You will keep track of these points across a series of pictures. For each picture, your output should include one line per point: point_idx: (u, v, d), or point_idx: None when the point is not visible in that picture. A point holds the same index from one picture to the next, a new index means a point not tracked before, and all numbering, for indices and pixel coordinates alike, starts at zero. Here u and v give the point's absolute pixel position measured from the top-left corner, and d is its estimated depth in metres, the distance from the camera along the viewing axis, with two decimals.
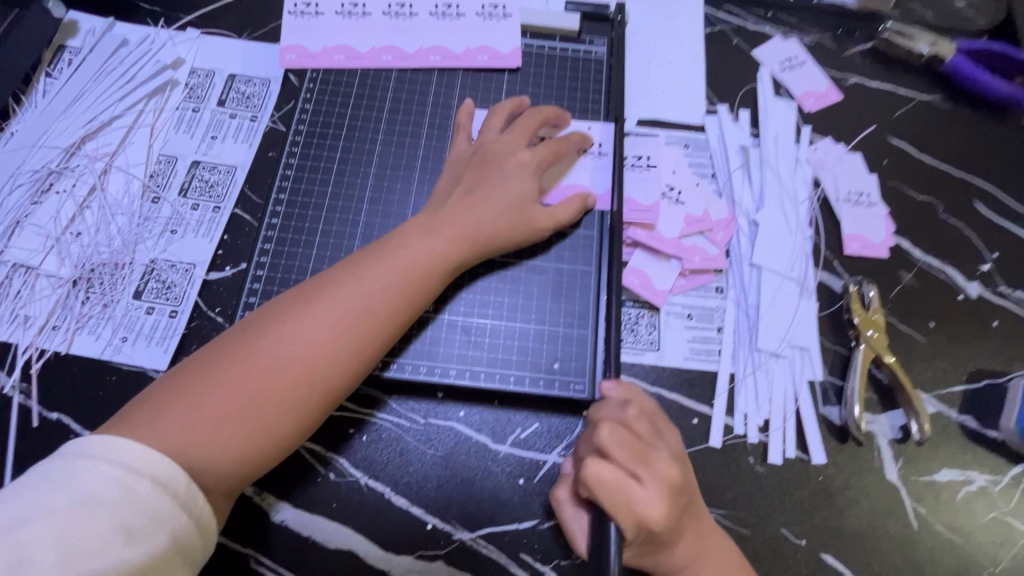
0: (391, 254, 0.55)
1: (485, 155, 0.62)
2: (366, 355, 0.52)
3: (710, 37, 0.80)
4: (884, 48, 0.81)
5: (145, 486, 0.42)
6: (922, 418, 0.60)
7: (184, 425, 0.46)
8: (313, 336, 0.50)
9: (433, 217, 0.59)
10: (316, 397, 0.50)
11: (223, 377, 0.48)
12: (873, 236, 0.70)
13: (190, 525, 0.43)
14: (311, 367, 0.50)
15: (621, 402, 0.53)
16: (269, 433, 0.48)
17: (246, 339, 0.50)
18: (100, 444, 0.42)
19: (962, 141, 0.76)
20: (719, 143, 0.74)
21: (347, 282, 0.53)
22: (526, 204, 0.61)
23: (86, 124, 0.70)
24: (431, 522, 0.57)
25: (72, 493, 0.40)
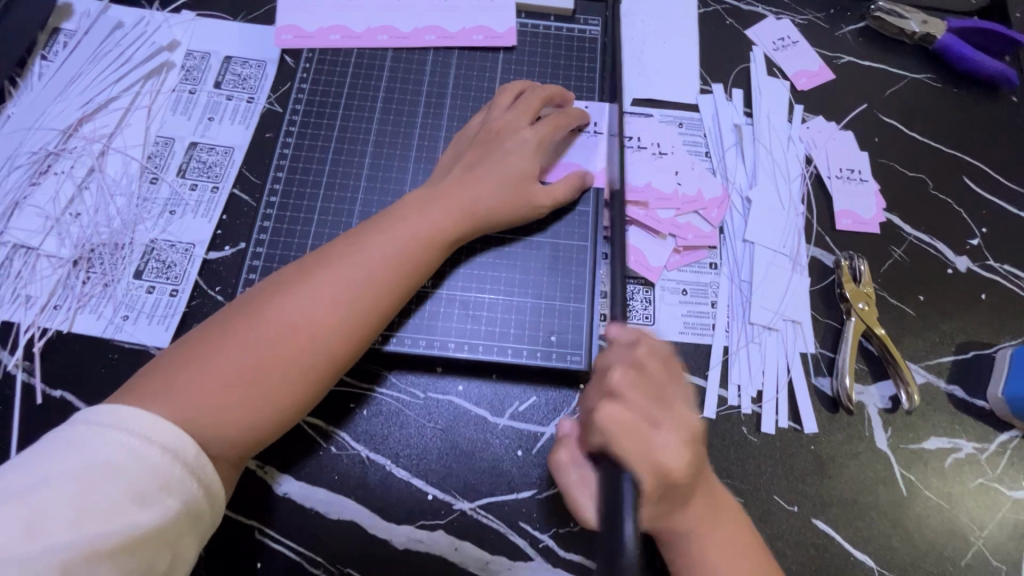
0: (387, 228, 0.56)
1: (489, 133, 0.64)
2: (367, 326, 0.53)
3: (704, 17, 0.80)
4: (876, 28, 0.82)
5: (156, 453, 0.43)
6: (910, 387, 0.62)
7: (192, 394, 0.46)
8: (315, 307, 0.51)
9: (432, 192, 0.59)
10: (320, 366, 0.51)
11: (227, 346, 0.49)
12: (863, 212, 0.71)
13: (201, 492, 0.44)
14: (314, 336, 0.50)
15: (629, 343, 0.50)
16: (273, 401, 0.49)
17: (249, 309, 0.51)
18: (110, 412, 0.43)
19: (952, 119, 0.77)
20: (713, 121, 0.75)
21: (348, 255, 0.54)
22: (524, 181, 0.62)
23: (82, 106, 0.70)
24: (432, 493, 0.58)
25: (86, 459, 0.41)
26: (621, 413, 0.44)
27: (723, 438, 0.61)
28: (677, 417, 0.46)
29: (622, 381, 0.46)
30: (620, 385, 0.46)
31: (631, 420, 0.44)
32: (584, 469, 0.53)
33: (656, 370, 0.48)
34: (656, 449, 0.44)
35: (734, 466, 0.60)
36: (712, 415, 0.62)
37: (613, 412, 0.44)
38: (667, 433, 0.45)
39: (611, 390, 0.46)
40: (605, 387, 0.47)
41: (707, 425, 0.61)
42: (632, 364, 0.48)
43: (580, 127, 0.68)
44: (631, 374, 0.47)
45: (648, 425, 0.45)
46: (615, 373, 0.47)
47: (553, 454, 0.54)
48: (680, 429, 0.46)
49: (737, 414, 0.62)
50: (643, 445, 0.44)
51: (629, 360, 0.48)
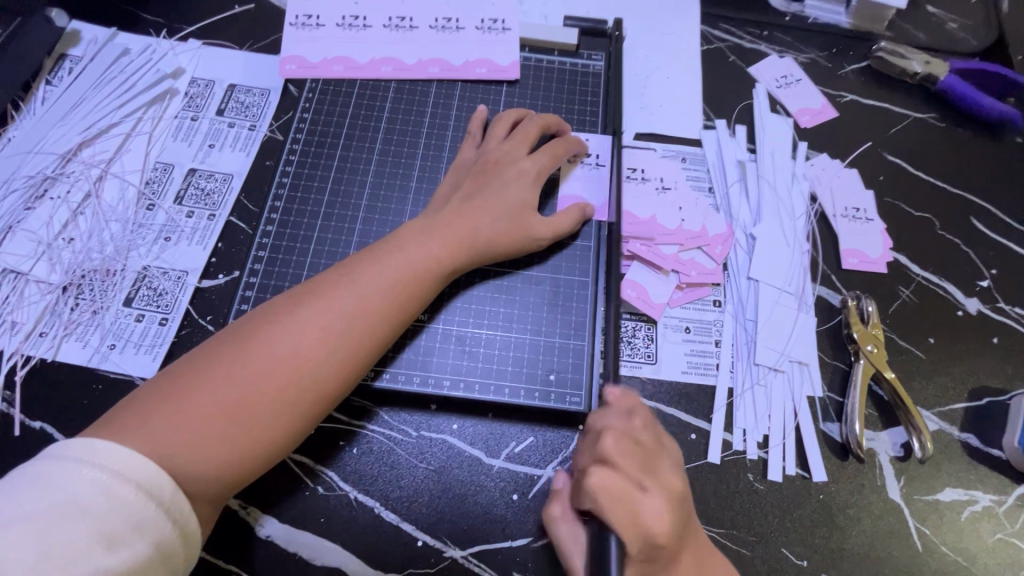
0: (382, 257, 0.55)
1: (487, 164, 0.63)
2: (359, 356, 0.51)
3: (707, 54, 0.81)
4: (878, 67, 0.82)
5: (130, 491, 0.40)
6: (923, 435, 0.59)
7: (171, 429, 0.44)
8: (305, 337, 0.49)
9: (430, 221, 0.58)
10: (307, 398, 0.49)
11: (212, 380, 0.47)
12: (870, 251, 0.70)
13: (176, 533, 0.42)
14: (303, 369, 0.49)
15: (625, 410, 0.51)
16: (257, 438, 0.47)
17: (237, 340, 0.49)
18: (83, 446, 0.40)
19: (957, 159, 0.77)
20: (716, 158, 0.74)
21: (342, 284, 0.53)
22: (523, 213, 0.61)
23: (83, 131, 0.70)
24: (422, 539, 0.56)
25: (53, 499, 0.38)
26: (609, 481, 0.44)
27: (728, 485, 0.58)
28: (667, 486, 0.46)
29: (614, 446, 0.46)
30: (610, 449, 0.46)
31: (617, 487, 0.44)
32: (574, 529, 0.51)
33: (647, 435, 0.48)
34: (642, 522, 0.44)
35: (739, 516, 0.57)
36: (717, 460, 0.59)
37: (600, 479, 0.44)
38: (653, 501, 0.44)
39: (600, 455, 0.46)
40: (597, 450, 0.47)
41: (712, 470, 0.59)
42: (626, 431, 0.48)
43: (577, 157, 0.68)
44: (623, 439, 0.47)
45: (636, 494, 0.45)
46: (606, 441, 0.46)
47: (545, 509, 0.53)
48: (665, 497, 0.45)
49: (742, 459, 0.59)
50: (631, 515, 0.44)
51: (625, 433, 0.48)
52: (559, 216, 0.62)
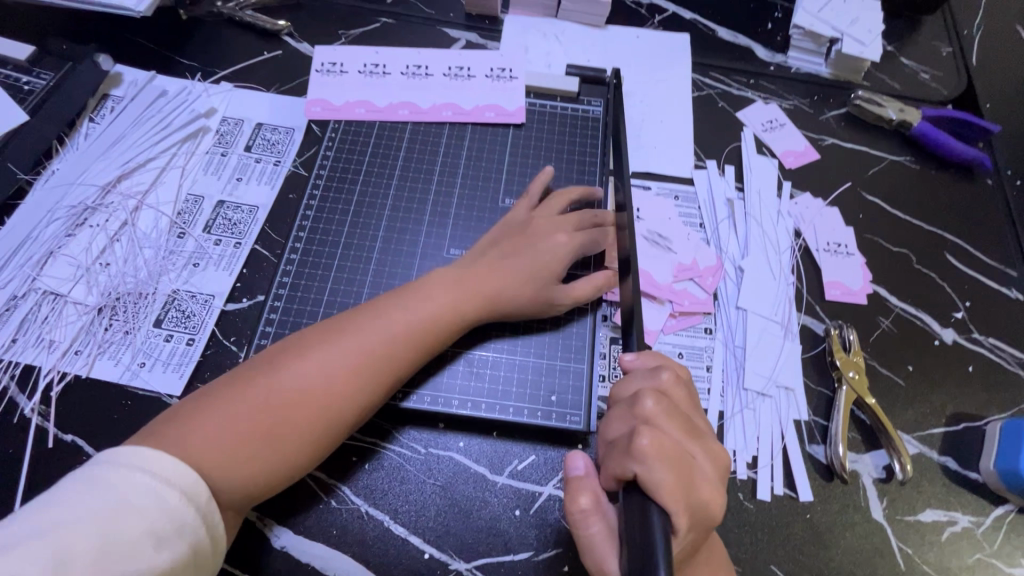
0: (407, 299, 0.60)
1: (525, 231, 0.68)
2: (380, 392, 0.56)
3: (698, 100, 0.88)
4: (856, 114, 0.88)
5: (175, 496, 0.44)
6: (903, 457, 0.63)
7: (206, 447, 0.48)
8: (334, 369, 0.54)
9: (454, 271, 0.63)
10: (331, 427, 0.53)
11: (245, 404, 0.50)
12: (851, 283, 0.74)
13: (210, 540, 0.46)
14: (325, 404, 0.53)
15: (649, 369, 0.52)
16: (281, 463, 0.51)
17: (269, 366, 0.53)
18: (133, 453, 0.44)
19: (932, 199, 0.83)
20: (707, 195, 0.80)
21: (370, 321, 0.57)
22: (548, 283, 0.64)
23: (122, 165, 0.76)
24: (428, 552, 0.59)
25: (109, 500, 0.42)
26: (660, 442, 0.45)
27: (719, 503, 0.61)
28: (709, 449, 0.48)
29: (656, 410, 0.48)
30: (652, 414, 0.48)
31: (669, 448, 0.46)
32: (606, 516, 0.49)
33: (681, 402, 0.50)
34: (696, 483, 0.45)
35: (730, 534, 0.60)
36: None
37: (652, 440, 0.45)
38: (702, 466, 0.47)
39: (647, 418, 0.47)
40: (638, 414, 0.48)
41: None
42: (663, 397, 0.50)
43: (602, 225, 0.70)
44: (663, 404, 0.49)
45: (687, 456, 0.46)
46: (648, 402, 0.48)
47: (572, 500, 0.49)
48: (711, 461, 0.48)
49: (732, 479, 0.63)
50: (687, 477, 0.45)
51: (659, 392, 0.50)
52: (579, 285, 0.65)
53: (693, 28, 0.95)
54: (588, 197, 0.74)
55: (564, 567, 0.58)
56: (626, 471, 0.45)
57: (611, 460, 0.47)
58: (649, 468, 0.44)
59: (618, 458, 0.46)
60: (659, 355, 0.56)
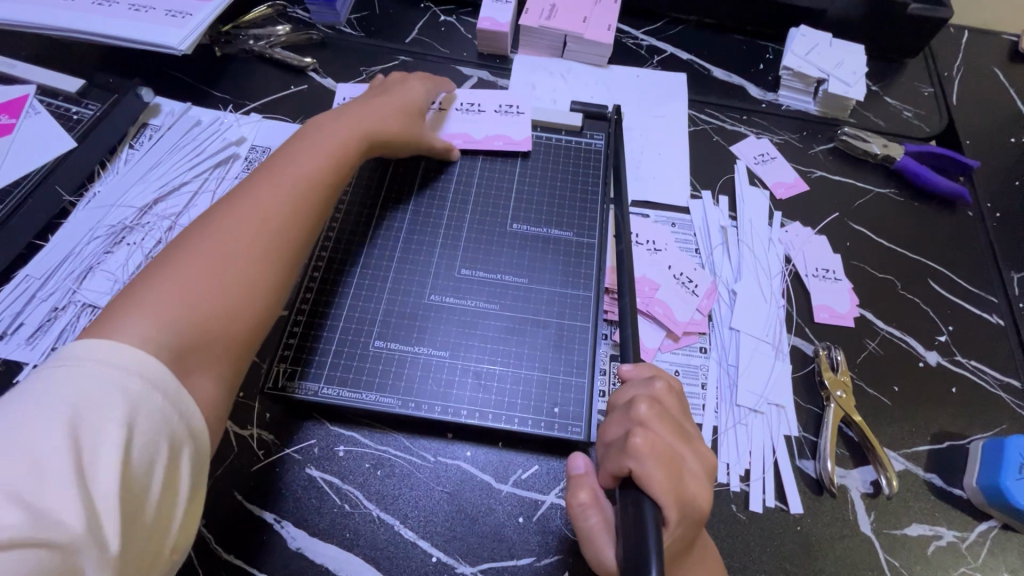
0: (278, 168, 0.63)
1: (377, 86, 0.83)
2: (311, 206, 0.63)
3: (693, 134, 0.94)
4: (844, 148, 0.94)
5: (135, 383, 0.43)
6: (889, 473, 0.66)
7: (148, 324, 0.47)
8: (259, 206, 0.59)
9: (313, 130, 0.69)
10: (280, 232, 0.59)
11: (176, 281, 0.51)
12: (839, 307, 0.79)
13: (185, 427, 0.45)
14: (263, 223, 0.58)
15: (646, 379, 0.56)
16: (229, 327, 0.53)
17: (186, 243, 0.55)
18: (85, 349, 0.43)
19: (915, 228, 0.88)
20: (702, 222, 0.85)
21: (275, 176, 0.62)
22: (410, 112, 0.79)
23: (158, 188, 0.82)
24: (436, 555, 0.62)
25: (70, 397, 0.40)
26: (653, 442, 0.49)
27: (713, 514, 0.64)
28: (697, 451, 0.52)
29: (650, 414, 0.51)
30: (646, 417, 0.51)
31: (662, 447, 0.49)
32: (604, 510, 0.53)
33: (674, 408, 0.54)
34: (685, 482, 0.49)
35: (724, 544, 0.63)
36: None
37: (645, 439, 0.49)
38: (691, 464, 0.50)
39: (641, 421, 0.51)
40: (633, 417, 0.52)
41: None
42: (656, 402, 0.53)
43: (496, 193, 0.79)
44: (657, 408, 0.52)
45: (677, 456, 0.50)
46: (642, 406, 0.52)
47: (572, 495, 0.53)
48: (699, 461, 0.51)
49: (726, 491, 0.66)
50: (676, 474, 0.49)
51: (652, 397, 0.54)
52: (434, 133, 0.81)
53: (689, 69, 1.02)
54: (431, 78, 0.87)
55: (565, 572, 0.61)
56: (622, 468, 0.49)
57: (609, 459, 0.51)
58: (643, 466, 0.47)
59: (615, 457, 0.50)
60: (655, 367, 0.59)
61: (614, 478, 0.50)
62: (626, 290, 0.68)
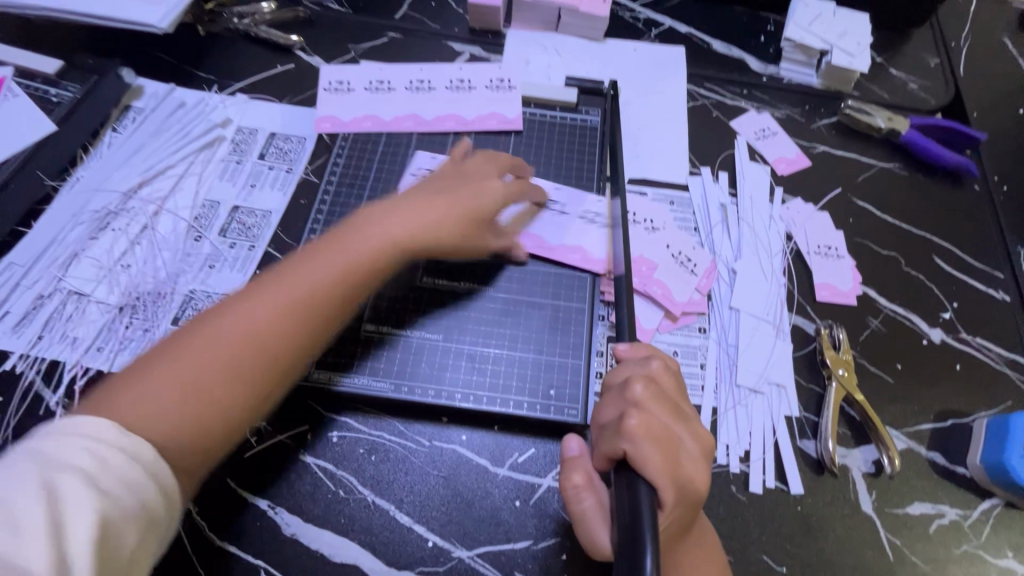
0: (282, 276, 0.58)
1: (477, 156, 0.74)
2: (306, 329, 0.57)
3: (692, 109, 0.91)
4: (847, 122, 0.91)
5: (110, 451, 0.45)
6: (891, 452, 0.65)
7: (137, 402, 0.49)
8: (248, 324, 0.55)
9: (379, 217, 0.64)
10: (263, 364, 0.54)
11: (169, 357, 0.52)
12: (841, 285, 0.77)
13: (160, 492, 0.46)
14: (246, 347, 0.54)
15: (641, 359, 0.55)
16: (214, 403, 0.52)
17: (192, 327, 0.55)
18: (69, 422, 0.46)
19: (920, 204, 0.85)
20: (701, 200, 0.83)
21: (272, 287, 0.57)
22: (488, 189, 0.69)
23: (142, 172, 0.80)
24: (432, 540, 0.61)
25: (46, 464, 0.42)
26: (647, 424, 0.47)
27: (713, 495, 0.64)
28: (694, 431, 0.51)
29: (645, 394, 0.50)
30: (641, 398, 0.50)
31: (657, 429, 0.48)
32: (598, 493, 0.52)
33: (670, 388, 0.53)
34: (681, 463, 0.48)
35: (723, 525, 0.62)
36: None
37: (640, 421, 0.48)
38: (688, 446, 0.49)
39: (634, 401, 0.50)
40: (629, 398, 0.50)
41: None
42: (651, 381, 0.52)
43: (541, 204, 0.76)
44: (652, 388, 0.51)
45: (673, 438, 0.48)
46: (637, 386, 0.50)
47: (566, 478, 0.52)
48: (697, 442, 0.50)
49: (726, 472, 0.65)
50: (673, 456, 0.47)
51: (648, 377, 0.52)
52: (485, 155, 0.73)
53: (688, 42, 0.99)
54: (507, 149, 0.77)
55: (562, 555, 0.60)
56: (616, 451, 0.47)
57: (603, 441, 0.49)
58: (638, 446, 0.46)
59: (609, 438, 0.48)
60: (650, 347, 0.58)
61: (609, 460, 0.48)
62: (622, 270, 0.66)
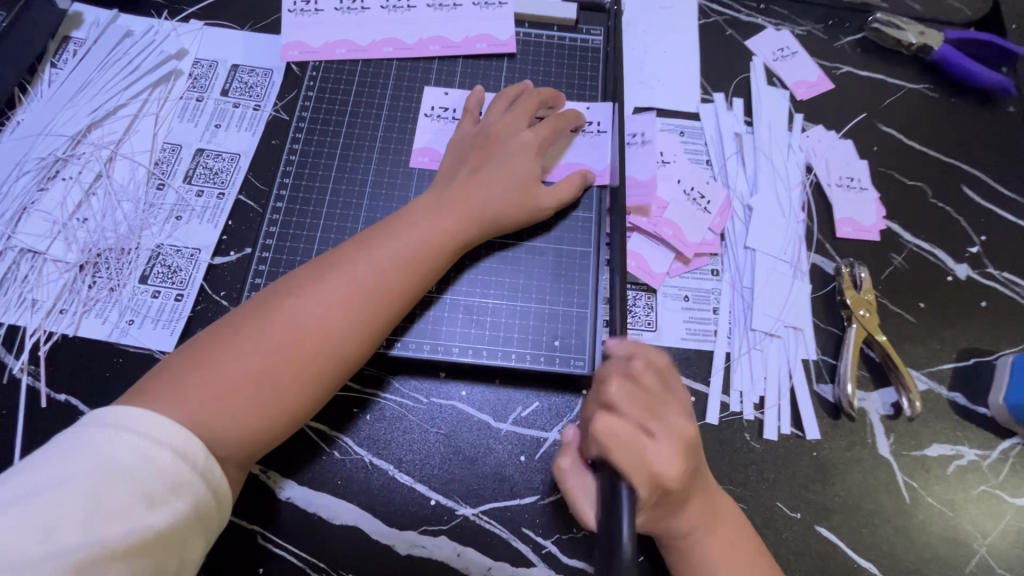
0: (347, 266, 0.54)
1: (517, 107, 0.66)
2: (375, 328, 0.54)
3: (704, 28, 0.82)
4: (874, 39, 0.83)
5: (167, 456, 0.42)
6: (912, 394, 0.62)
7: (198, 398, 0.46)
8: (318, 323, 0.51)
9: (438, 201, 0.60)
10: (330, 367, 0.51)
11: (240, 346, 0.49)
12: (864, 220, 0.71)
13: (211, 498, 0.44)
14: (314, 348, 0.50)
15: (626, 356, 0.50)
16: (285, 406, 0.49)
17: (256, 313, 0.51)
18: (123, 414, 0.43)
19: (951, 129, 0.78)
20: (714, 130, 0.75)
21: (336, 279, 0.53)
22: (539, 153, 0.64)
23: (91, 113, 0.71)
24: (435, 498, 0.58)
25: (96, 463, 0.40)
26: (614, 428, 0.46)
27: (725, 444, 0.61)
28: (674, 429, 0.47)
29: (617, 396, 0.47)
30: (614, 399, 0.47)
31: (625, 432, 0.46)
32: (586, 476, 0.52)
33: (652, 384, 0.49)
34: (658, 465, 0.46)
35: (736, 473, 0.60)
36: (715, 421, 0.62)
37: (606, 426, 0.46)
38: (663, 443, 0.46)
39: (607, 402, 0.47)
40: (601, 399, 0.48)
41: (710, 430, 0.62)
42: (628, 378, 0.48)
43: (578, 129, 0.68)
44: (627, 387, 0.48)
45: (641, 441, 0.46)
46: (609, 388, 0.48)
47: (554, 462, 0.54)
48: (671, 438, 0.47)
49: (739, 420, 0.62)
50: (641, 458, 0.45)
51: (625, 374, 0.49)
52: (521, 105, 0.66)
53: None
54: (523, 92, 0.68)
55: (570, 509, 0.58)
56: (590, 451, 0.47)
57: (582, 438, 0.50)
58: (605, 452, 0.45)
59: (584, 441, 0.49)
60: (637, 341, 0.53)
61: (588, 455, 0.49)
62: (626, 208, 0.59)
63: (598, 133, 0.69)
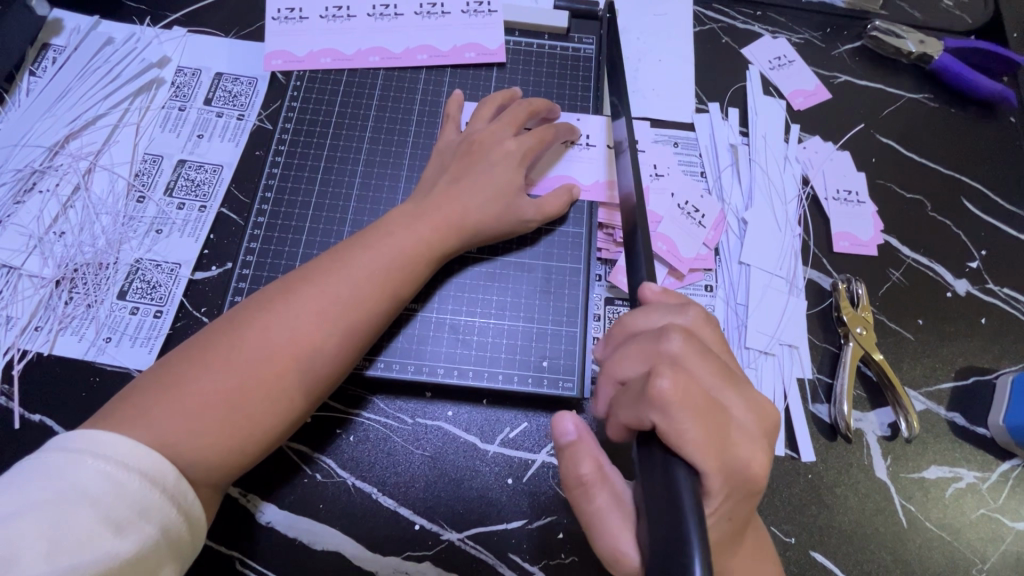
0: (322, 278, 0.52)
1: (511, 115, 0.64)
2: (352, 340, 0.52)
3: (699, 35, 0.80)
4: (873, 47, 0.81)
5: (134, 480, 0.41)
6: (910, 415, 0.60)
7: (170, 419, 0.45)
8: (293, 338, 0.49)
9: (416, 209, 0.58)
10: (306, 383, 0.50)
11: (212, 363, 0.47)
12: (861, 234, 0.70)
13: (181, 521, 0.43)
14: (289, 363, 0.49)
15: (677, 307, 0.47)
16: (261, 424, 0.48)
17: (228, 330, 0.49)
18: (89, 439, 0.41)
19: (950, 140, 0.77)
20: (709, 141, 0.74)
21: (311, 291, 0.51)
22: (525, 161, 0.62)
23: (70, 123, 0.70)
24: (419, 523, 0.57)
25: (60, 489, 0.39)
26: (684, 386, 0.40)
27: None
28: (746, 397, 0.44)
29: (683, 352, 0.43)
30: (677, 356, 0.43)
31: (697, 393, 0.41)
32: (608, 484, 0.46)
33: (710, 341, 0.46)
34: (729, 436, 0.41)
35: None
36: None
37: (675, 382, 0.40)
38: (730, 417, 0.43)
39: (670, 359, 0.43)
40: (661, 354, 0.43)
41: None
42: (688, 334, 0.45)
43: (571, 141, 0.67)
44: (691, 344, 0.43)
45: (718, 403, 0.42)
46: (672, 341, 0.43)
47: (575, 470, 0.46)
48: (751, 413, 0.43)
49: None
50: (717, 425, 0.41)
51: (685, 330, 0.45)
52: (511, 113, 0.64)
53: None
54: (511, 101, 0.67)
55: (558, 534, 0.56)
56: (643, 419, 0.41)
57: (625, 406, 0.43)
58: (672, 417, 0.39)
59: (634, 405, 0.42)
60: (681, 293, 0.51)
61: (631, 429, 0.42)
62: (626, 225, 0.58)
63: (588, 147, 0.68)
